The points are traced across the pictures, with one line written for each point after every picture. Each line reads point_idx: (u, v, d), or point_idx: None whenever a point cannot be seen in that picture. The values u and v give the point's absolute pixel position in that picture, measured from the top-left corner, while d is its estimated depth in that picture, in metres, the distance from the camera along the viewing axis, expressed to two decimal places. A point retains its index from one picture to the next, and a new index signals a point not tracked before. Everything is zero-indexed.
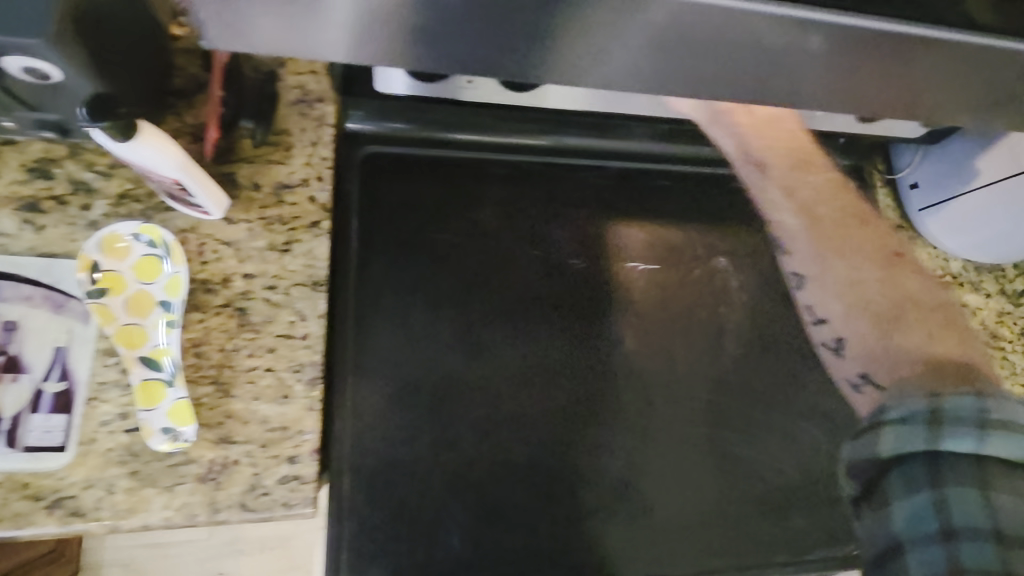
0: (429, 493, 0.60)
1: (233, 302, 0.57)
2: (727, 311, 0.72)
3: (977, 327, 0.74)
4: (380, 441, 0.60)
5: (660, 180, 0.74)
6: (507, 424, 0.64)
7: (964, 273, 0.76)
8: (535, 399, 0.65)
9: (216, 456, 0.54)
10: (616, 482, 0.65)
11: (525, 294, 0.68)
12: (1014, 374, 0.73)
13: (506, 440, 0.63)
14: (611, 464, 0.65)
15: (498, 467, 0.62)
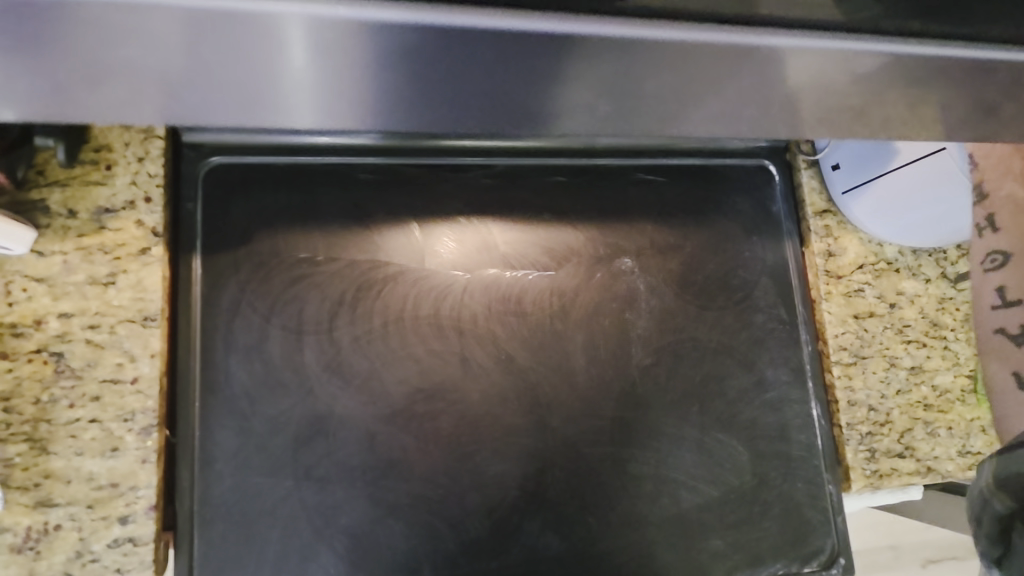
0: (294, 543, 0.54)
1: (48, 346, 0.51)
2: (635, 317, 0.66)
3: (917, 315, 0.73)
4: (236, 489, 0.54)
5: (555, 175, 0.67)
6: (385, 460, 0.57)
7: (900, 258, 0.74)
8: (418, 429, 0.58)
9: (33, 523, 0.48)
10: (512, 514, 0.59)
11: (404, 312, 0.60)
12: (956, 363, 0.72)
13: (383, 478, 0.57)
14: (506, 494, 0.59)
15: (375, 508, 0.56)
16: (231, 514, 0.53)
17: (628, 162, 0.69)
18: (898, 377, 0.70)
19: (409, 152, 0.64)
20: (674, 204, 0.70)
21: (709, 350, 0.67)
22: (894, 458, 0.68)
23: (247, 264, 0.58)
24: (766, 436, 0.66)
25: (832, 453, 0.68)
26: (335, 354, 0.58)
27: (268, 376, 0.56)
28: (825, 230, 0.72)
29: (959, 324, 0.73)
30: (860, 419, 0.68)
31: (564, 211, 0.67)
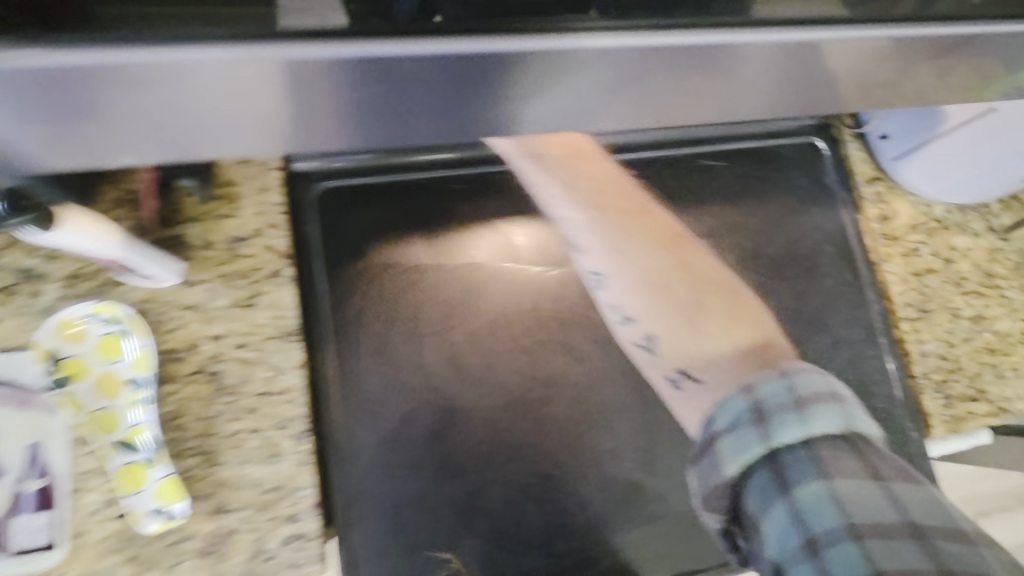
0: (438, 529, 0.58)
1: (205, 366, 0.55)
2: None
3: (971, 267, 0.78)
4: (381, 483, 0.58)
5: (626, 170, 0.73)
6: (509, 444, 0.62)
7: (949, 216, 0.78)
8: (534, 414, 0.63)
9: (213, 528, 0.53)
10: (629, 484, 0.63)
11: (508, 308, 0.65)
12: (1014, 308, 0.77)
13: (510, 460, 0.61)
14: (621, 467, 0.63)
15: (507, 490, 0.61)
16: (379, 507, 0.58)
17: (689, 151, 0.75)
18: (964, 327, 0.75)
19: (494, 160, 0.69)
20: (736, 186, 0.75)
21: (784, 317, 0.72)
22: (969, 402, 0.72)
23: (364, 277, 0.63)
24: (847, 391, 0.71)
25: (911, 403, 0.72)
26: (452, 351, 0.63)
27: (396, 377, 0.61)
28: (877, 196, 0.77)
29: (1008, 272, 0.78)
30: (933, 369, 0.72)
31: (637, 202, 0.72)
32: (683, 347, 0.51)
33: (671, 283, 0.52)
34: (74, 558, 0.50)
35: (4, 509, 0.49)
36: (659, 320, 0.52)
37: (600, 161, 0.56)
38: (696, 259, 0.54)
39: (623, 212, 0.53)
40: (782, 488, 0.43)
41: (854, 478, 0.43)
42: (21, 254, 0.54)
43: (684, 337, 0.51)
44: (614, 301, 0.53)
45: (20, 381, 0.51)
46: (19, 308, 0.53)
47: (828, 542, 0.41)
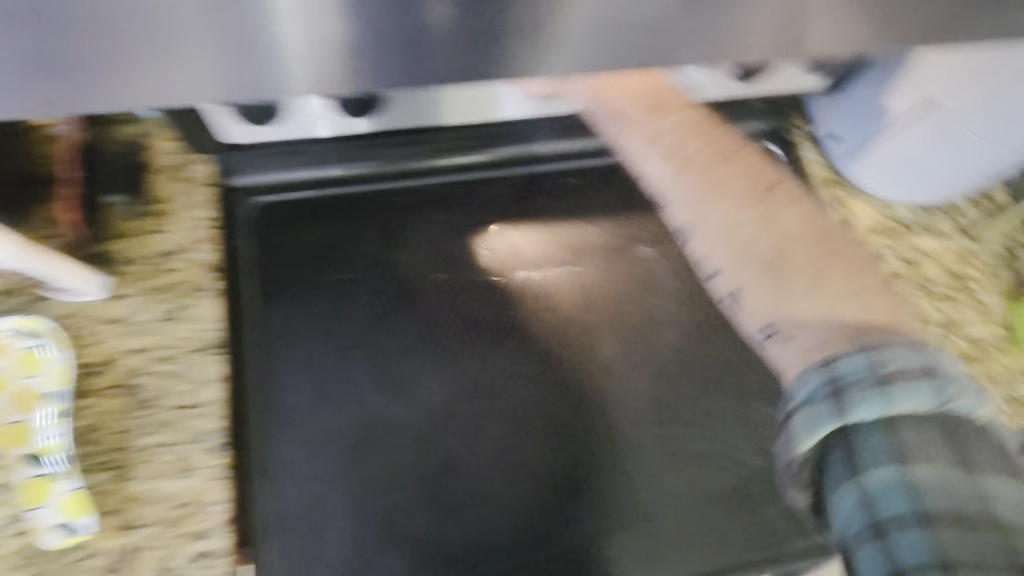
0: (359, 546, 0.57)
1: (124, 379, 0.56)
2: (660, 301, 0.68)
3: (939, 271, 0.73)
4: (300, 498, 0.57)
5: (569, 178, 0.71)
6: (434, 459, 0.60)
7: (913, 218, 0.74)
8: (463, 427, 0.62)
9: (120, 544, 0.52)
10: (561, 501, 0.61)
11: (440, 320, 0.64)
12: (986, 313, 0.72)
13: (435, 476, 0.60)
14: (553, 482, 0.61)
15: (431, 506, 0.59)
16: (299, 524, 0.57)
17: None
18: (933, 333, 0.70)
19: (431, 172, 0.68)
20: None
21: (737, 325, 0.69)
22: None
23: (294, 290, 0.63)
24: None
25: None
26: (380, 364, 0.62)
27: (321, 391, 0.60)
28: (834, 199, 0.73)
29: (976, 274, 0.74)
30: None
31: (578, 210, 0.70)
32: (789, 317, 0.44)
33: (754, 249, 0.46)
34: None
35: None
36: (745, 270, 0.46)
37: (662, 98, 0.50)
38: (787, 218, 0.47)
39: (708, 162, 0.48)
40: (852, 472, 0.39)
41: (936, 467, 0.38)
42: None
43: (772, 305, 0.45)
44: (698, 253, 0.48)
45: None
46: None
47: (895, 524, 0.38)
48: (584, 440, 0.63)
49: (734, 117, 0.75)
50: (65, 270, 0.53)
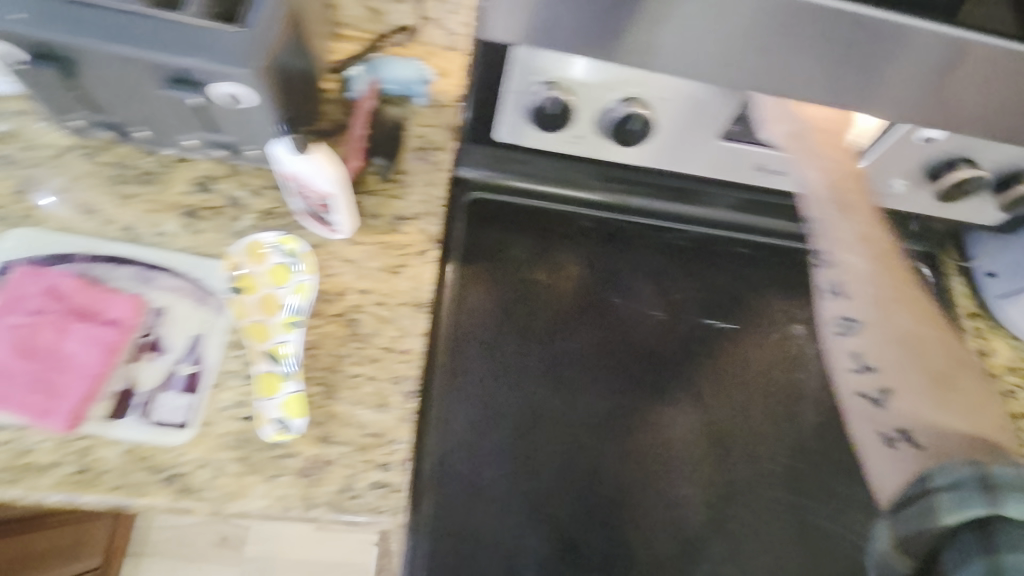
0: (503, 522, 0.60)
1: (347, 312, 0.63)
2: (807, 377, 0.72)
3: None
4: (465, 462, 0.62)
5: (739, 248, 0.77)
6: (585, 464, 0.64)
7: None
8: (619, 443, 0.65)
9: (315, 454, 0.57)
10: (691, 537, 0.63)
11: (608, 344, 0.69)
12: None
13: (585, 479, 0.63)
14: (687, 518, 0.64)
15: (576, 505, 0.62)
16: (456, 486, 0.61)
17: (801, 247, 0.78)
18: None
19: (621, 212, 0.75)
20: None
21: None
22: None
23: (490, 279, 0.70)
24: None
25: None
26: (551, 365, 0.67)
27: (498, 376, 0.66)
28: (979, 331, 0.78)
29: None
30: None
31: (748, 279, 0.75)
32: (917, 412, 0.56)
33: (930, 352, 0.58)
34: (197, 442, 0.55)
35: (158, 383, 0.56)
36: (913, 380, 0.57)
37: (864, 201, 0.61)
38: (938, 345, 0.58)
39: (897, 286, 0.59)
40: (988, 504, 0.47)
41: None
42: (233, 187, 0.65)
43: (923, 410, 0.56)
44: (862, 347, 0.59)
45: (205, 283, 0.60)
46: (220, 226, 0.63)
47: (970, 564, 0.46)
48: (722, 487, 0.66)
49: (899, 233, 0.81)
50: (347, 215, 0.60)
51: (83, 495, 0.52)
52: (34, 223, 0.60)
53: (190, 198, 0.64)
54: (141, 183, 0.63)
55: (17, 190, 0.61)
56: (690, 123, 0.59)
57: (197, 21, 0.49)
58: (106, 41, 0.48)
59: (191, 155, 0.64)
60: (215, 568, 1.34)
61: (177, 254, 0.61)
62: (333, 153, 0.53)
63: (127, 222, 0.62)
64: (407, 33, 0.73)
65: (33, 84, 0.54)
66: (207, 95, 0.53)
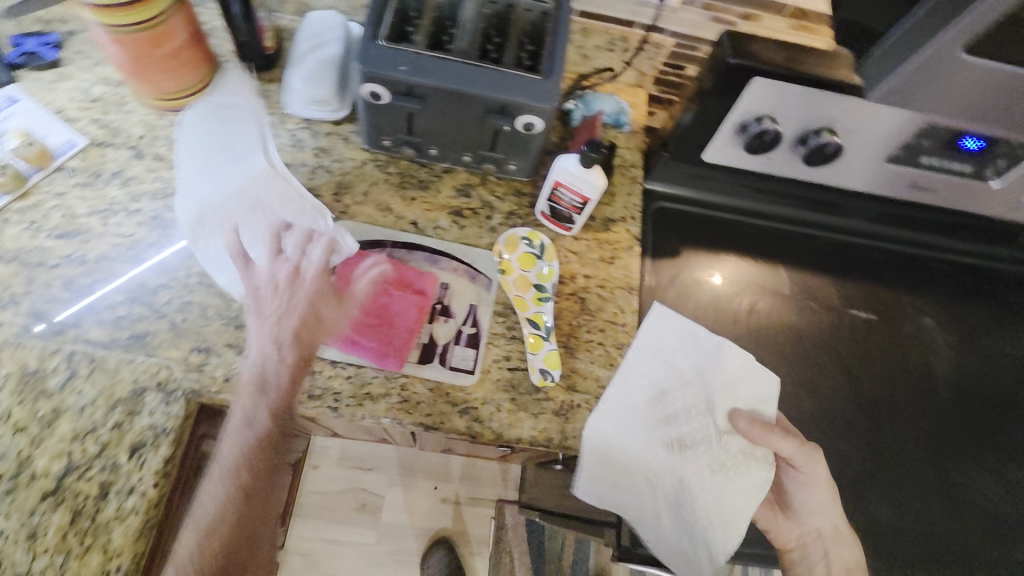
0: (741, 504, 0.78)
1: (577, 291, 0.80)
2: (935, 360, 0.88)
3: None
4: None
5: (872, 252, 0.94)
6: None
7: None
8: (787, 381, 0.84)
9: (566, 399, 0.74)
10: (859, 471, 0.81)
11: (774, 324, 0.88)
12: None
13: None
14: (851, 453, 0.82)
15: None
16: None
17: (926, 252, 0.95)
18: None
19: (775, 219, 0.93)
20: (960, 285, 0.94)
21: (999, 403, 0.87)
22: None
23: (690, 272, 0.89)
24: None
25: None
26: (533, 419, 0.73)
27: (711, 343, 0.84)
28: None
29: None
30: None
31: (891, 283, 0.92)
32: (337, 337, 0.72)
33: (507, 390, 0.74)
34: (481, 385, 0.73)
35: (451, 339, 0.74)
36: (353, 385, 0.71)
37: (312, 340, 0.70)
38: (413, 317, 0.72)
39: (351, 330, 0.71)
40: None
41: None
42: (484, 192, 0.84)
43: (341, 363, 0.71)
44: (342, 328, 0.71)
45: (476, 265, 0.79)
46: (478, 223, 0.82)
47: None
48: (879, 441, 0.83)
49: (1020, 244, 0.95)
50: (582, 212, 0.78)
51: (408, 418, 0.70)
52: (350, 217, 0.79)
53: (455, 201, 0.83)
54: (418, 188, 0.82)
55: (335, 192, 0.80)
56: (870, 146, 0.75)
57: (514, 70, 0.69)
58: (457, 83, 0.67)
59: (456, 168, 0.83)
60: (356, 531, 1.50)
61: (452, 243, 0.79)
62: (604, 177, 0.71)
63: (412, 218, 0.80)
64: (612, 72, 0.91)
65: (373, 115, 0.74)
66: (509, 124, 0.72)
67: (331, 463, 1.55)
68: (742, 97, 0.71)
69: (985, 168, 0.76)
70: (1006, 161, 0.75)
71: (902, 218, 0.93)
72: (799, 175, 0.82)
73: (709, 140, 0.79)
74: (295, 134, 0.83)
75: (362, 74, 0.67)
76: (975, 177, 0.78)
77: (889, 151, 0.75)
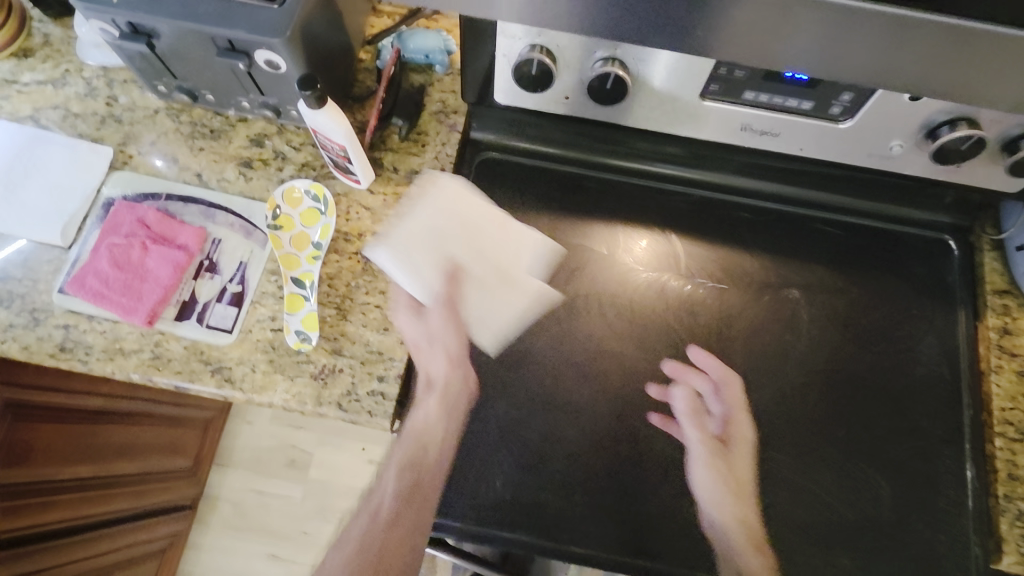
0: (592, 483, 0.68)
1: (362, 251, 0.74)
2: (794, 339, 0.74)
3: None
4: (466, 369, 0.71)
5: (741, 212, 0.80)
6: (564, 378, 0.71)
7: None
8: (602, 358, 0.73)
9: (328, 362, 0.69)
10: (666, 460, 0.69)
11: (603, 290, 0.76)
12: None
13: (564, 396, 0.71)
14: (664, 438, 0.69)
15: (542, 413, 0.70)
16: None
17: (809, 213, 0.80)
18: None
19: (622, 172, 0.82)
20: (846, 253, 0.79)
21: (866, 392, 0.71)
22: None
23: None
24: (916, 466, 0.69)
25: (987, 521, 0.67)
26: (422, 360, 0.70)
27: (520, 305, 0.74)
28: (1003, 308, 0.74)
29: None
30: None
31: (754, 245, 0.79)
32: None
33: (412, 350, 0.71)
34: (238, 345, 0.69)
35: (213, 295, 0.71)
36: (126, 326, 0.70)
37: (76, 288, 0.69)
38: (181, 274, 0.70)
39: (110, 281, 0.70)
40: None
41: None
42: (280, 142, 0.78)
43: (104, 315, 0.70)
44: None
45: (253, 220, 0.74)
46: (267, 175, 0.77)
47: None
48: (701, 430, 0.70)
49: (929, 204, 0.78)
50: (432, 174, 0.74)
51: (158, 376, 0.68)
52: (133, 168, 0.76)
53: (248, 151, 0.78)
54: (208, 138, 0.78)
55: (120, 143, 0.77)
56: (679, 79, 0.62)
57: (244, 1, 0.62)
58: (178, 18, 0.61)
59: (249, 116, 0.78)
60: (283, 485, 1.55)
61: (233, 196, 0.75)
62: (338, 110, 0.63)
63: (197, 169, 0.77)
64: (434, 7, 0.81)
65: (128, 58, 0.70)
66: (254, 61, 0.65)
67: (264, 420, 1.59)
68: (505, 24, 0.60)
69: (828, 103, 0.61)
70: (849, 94, 0.60)
71: (780, 170, 0.78)
72: (612, 116, 0.70)
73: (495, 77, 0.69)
74: (91, 83, 0.80)
75: (80, 8, 0.62)
76: (820, 116, 0.63)
77: (700, 86, 0.62)
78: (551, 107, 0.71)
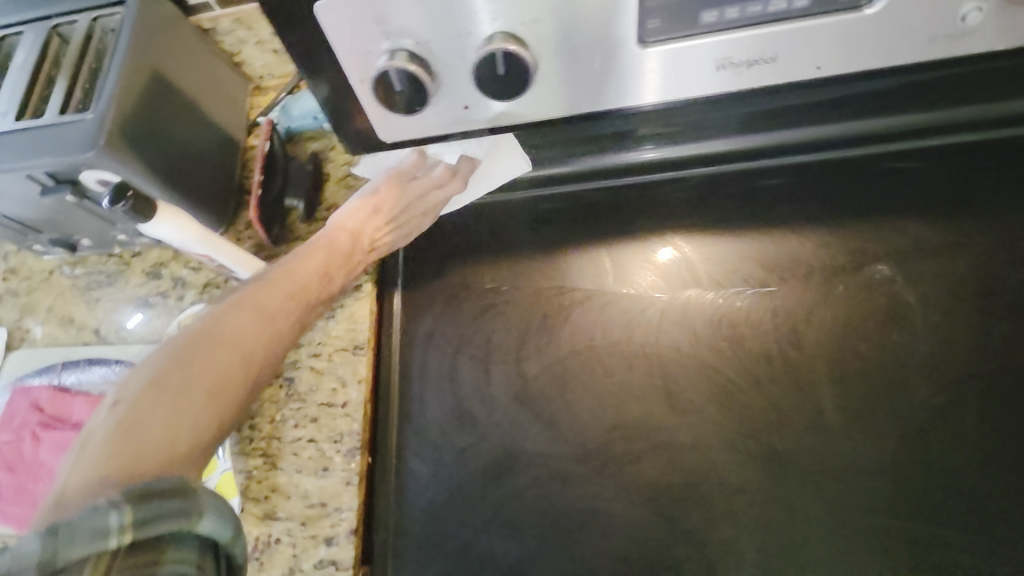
0: None
1: (284, 371, 0.58)
2: (901, 337, 0.49)
3: None
4: (440, 500, 0.52)
5: (766, 179, 0.58)
6: (573, 481, 0.50)
7: None
8: (620, 439, 0.51)
9: (261, 534, 0.52)
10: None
11: (600, 338, 0.54)
12: None
13: (579, 509, 0.49)
14: (744, 542, 0.46)
15: (555, 542, 0.49)
16: (428, 539, 0.51)
17: (865, 152, 0.56)
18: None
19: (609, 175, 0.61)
20: (945, 192, 0.53)
21: None
22: None
23: (466, 291, 0.59)
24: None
25: None
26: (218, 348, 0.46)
27: (497, 391, 0.54)
28: None
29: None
30: None
31: (801, 220, 0.55)
32: None
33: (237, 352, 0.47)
34: None
35: None
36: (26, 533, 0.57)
37: None
38: None
39: None
40: (190, 517, 0.35)
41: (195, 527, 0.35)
42: (179, 266, 0.66)
43: None
44: None
45: None
46: (168, 309, 0.64)
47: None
48: (807, 515, 0.46)
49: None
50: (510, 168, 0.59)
51: None
52: (30, 343, 0.66)
53: (146, 287, 0.66)
54: (104, 284, 0.67)
55: (16, 319, 0.67)
56: (598, 30, 0.42)
57: (49, 123, 0.50)
58: None
59: (140, 247, 0.66)
60: None
61: (132, 345, 0.62)
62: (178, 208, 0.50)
63: (95, 324, 0.65)
64: None
65: None
66: (87, 187, 0.52)
67: None
68: (332, 39, 0.44)
69: None
70: None
71: (815, 108, 0.54)
72: (539, 118, 0.50)
73: (365, 114, 0.51)
74: None
75: None
76: (830, 10, 0.41)
77: (636, 27, 0.42)
78: (451, 131, 0.51)
